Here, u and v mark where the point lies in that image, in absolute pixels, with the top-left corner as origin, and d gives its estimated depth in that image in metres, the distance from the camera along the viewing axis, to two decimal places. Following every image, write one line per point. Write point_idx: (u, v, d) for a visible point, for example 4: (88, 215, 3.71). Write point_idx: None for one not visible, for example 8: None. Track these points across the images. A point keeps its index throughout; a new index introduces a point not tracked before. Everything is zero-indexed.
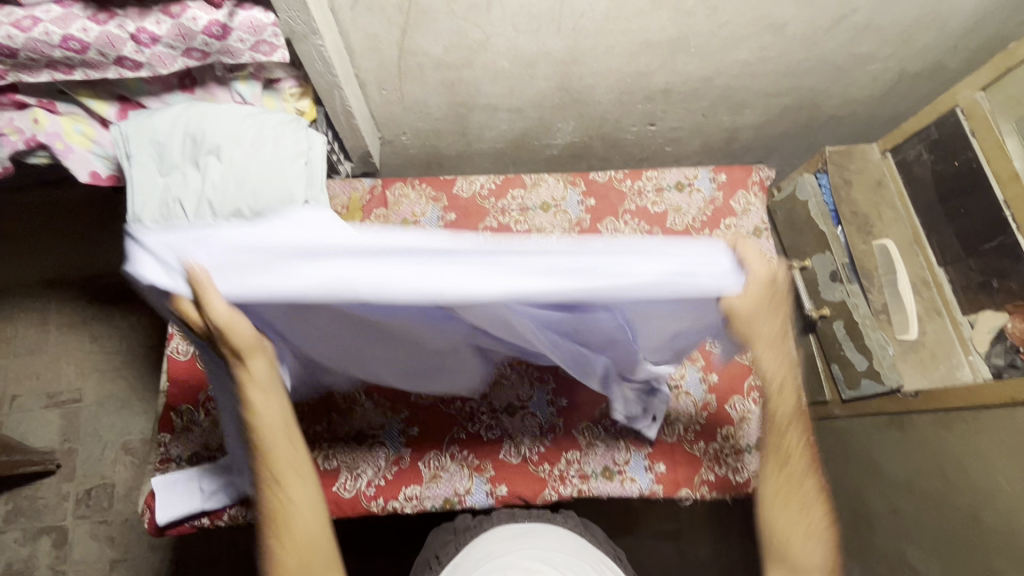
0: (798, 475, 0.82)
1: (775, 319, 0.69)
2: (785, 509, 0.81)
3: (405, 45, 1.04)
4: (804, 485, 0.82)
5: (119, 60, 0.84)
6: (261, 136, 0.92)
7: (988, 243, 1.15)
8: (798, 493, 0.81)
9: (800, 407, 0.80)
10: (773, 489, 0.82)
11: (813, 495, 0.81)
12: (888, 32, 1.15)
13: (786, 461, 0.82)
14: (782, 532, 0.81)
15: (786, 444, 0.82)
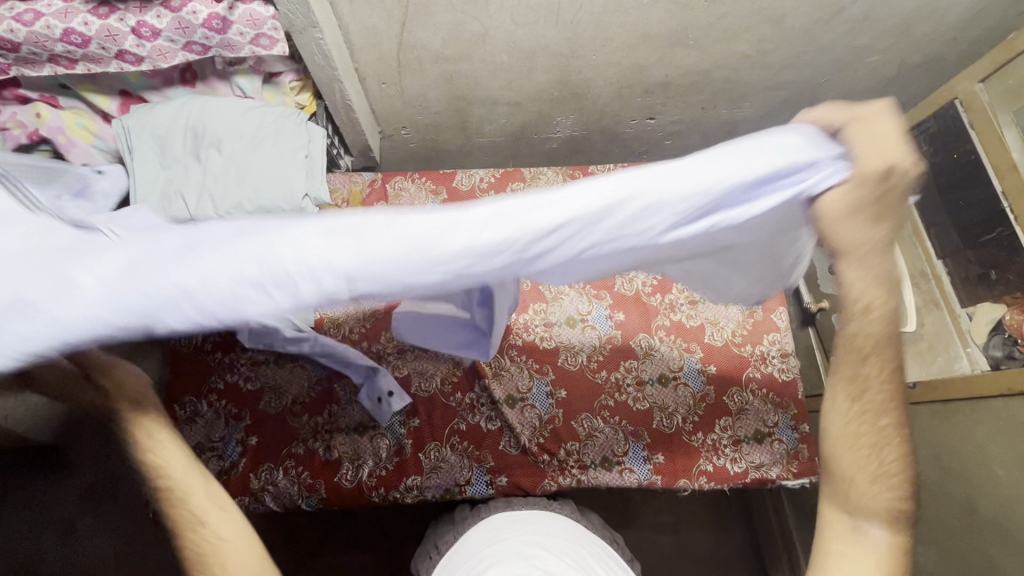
0: (875, 409, 0.71)
1: (867, 228, 0.57)
2: (853, 445, 0.72)
3: (404, 39, 1.05)
4: (881, 423, 0.71)
5: (120, 54, 0.85)
6: (262, 129, 0.92)
7: (988, 234, 1.15)
8: (862, 433, 0.71)
9: (892, 333, 0.66)
10: (840, 426, 0.73)
11: (892, 434, 0.71)
12: (888, 24, 1.15)
13: (867, 391, 0.71)
14: (847, 473, 0.73)
15: (864, 373, 0.70)
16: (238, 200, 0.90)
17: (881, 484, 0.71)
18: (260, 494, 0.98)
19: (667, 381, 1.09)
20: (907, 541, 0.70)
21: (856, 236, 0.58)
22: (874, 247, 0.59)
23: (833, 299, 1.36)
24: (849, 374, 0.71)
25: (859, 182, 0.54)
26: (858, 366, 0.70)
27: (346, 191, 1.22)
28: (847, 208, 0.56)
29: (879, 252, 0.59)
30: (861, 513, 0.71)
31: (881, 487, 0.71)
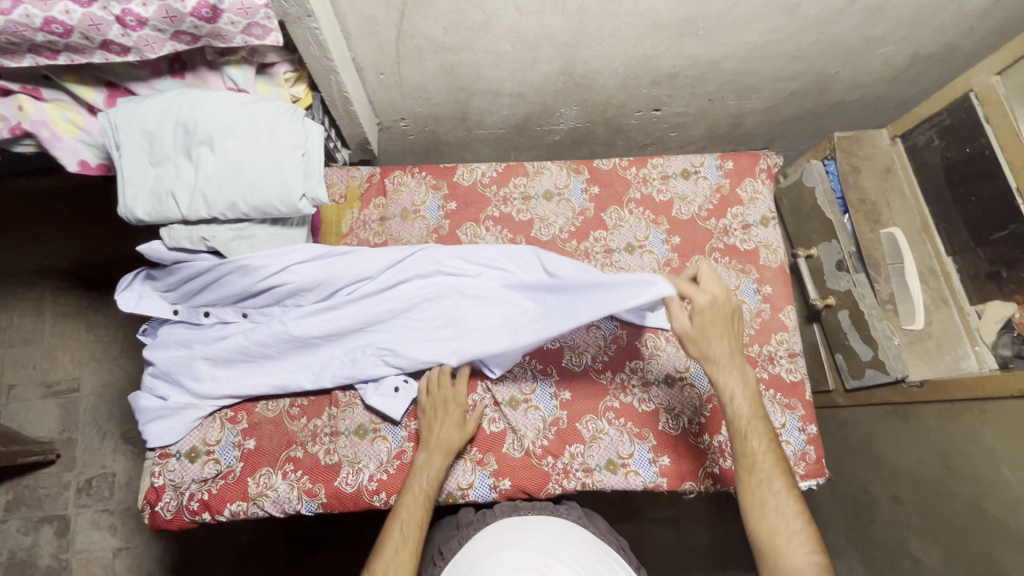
0: (768, 478, 0.79)
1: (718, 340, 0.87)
2: (761, 513, 0.78)
3: (403, 28, 1.00)
4: (778, 497, 0.78)
5: (105, 44, 0.81)
6: (256, 125, 0.88)
7: (1000, 231, 1.13)
8: (767, 502, 0.78)
9: (760, 416, 0.84)
10: (751, 501, 0.79)
11: (791, 498, 0.78)
12: (903, 13, 1.11)
13: (756, 464, 0.81)
14: (770, 542, 0.76)
15: (750, 450, 0.82)
16: (234, 201, 0.87)
17: (796, 544, 0.74)
18: (259, 499, 0.95)
19: (673, 382, 1.07)
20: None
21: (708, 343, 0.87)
22: (723, 361, 0.86)
23: (840, 297, 1.32)
24: (739, 449, 0.83)
25: (699, 309, 0.87)
26: (743, 443, 0.83)
27: (343, 185, 1.18)
28: (697, 328, 0.87)
29: (730, 367, 0.86)
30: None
31: (797, 546, 0.74)
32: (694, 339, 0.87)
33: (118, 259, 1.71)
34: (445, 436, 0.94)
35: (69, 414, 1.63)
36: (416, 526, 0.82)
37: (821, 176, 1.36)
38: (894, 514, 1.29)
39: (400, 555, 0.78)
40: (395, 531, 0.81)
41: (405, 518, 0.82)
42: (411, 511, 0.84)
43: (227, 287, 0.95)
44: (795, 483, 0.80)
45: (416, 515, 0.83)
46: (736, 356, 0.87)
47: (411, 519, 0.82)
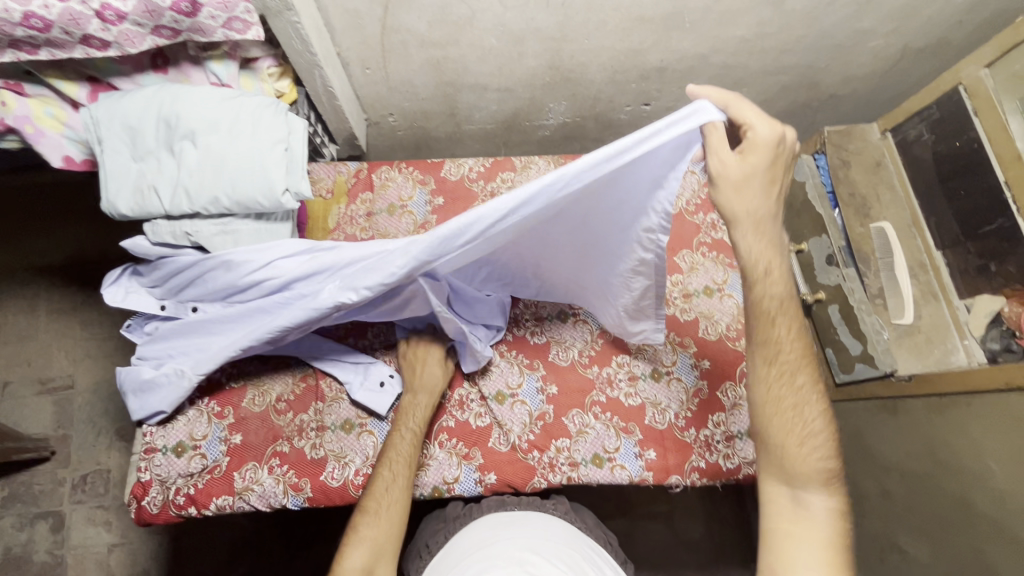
0: (792, 370, 0.77)
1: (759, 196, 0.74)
2: (779, 415, 0.76)
3: (387, 22, 1.00)
4: (793, 395, 0.77)
5: (85, 39, 0.81)
6: (239, 120, 0.88)
7: (988, 225, 1.13)
8: (788, 400, 0.76)
9: (790, 294, 0.78)
10: (765, 394, 0.77)
11: (809, 393, 0.77)
12: (891, 6, 1.10)
13: (777, 355, 0.77)
14: (783, 444, 0.76)
15: (776, 337, 0.77)
16: (215, 194, 0.86)
17: (810, 447, 0.75)
18: (244, 493, 0.95)
19: (659, 376, 1.07)
20: (842, 504, 0.75)
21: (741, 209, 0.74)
22: (757, 215, 0.75)
23: (830, 291, 1.32)
24: (762, 340, 0.77)
25: (753, 143, 0.70)
26: (769, 332, 0.77)
27: (330, 180, 1.18)
28: (741, 168, 0.72)
29: (757, 230, 0.75)
30: (800, 480, 0.75)
31: (812, 453, 0.75)
32: (736, 179, 0.72)
33: (111, 256, 1.71)
34: (432, 377, 0.99)
35: (64, 411, 1.63)
36: (405, 462, 0.90)
37: (811, 170, 1.36)
38: (882, 508, 1.29)
39: (391, 489, 0.86)
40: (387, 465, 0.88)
41: (397, 455, 0.90)
42: (401, 448, 0.91)
43: (212, 283, 0.93)
44: (814, 371, 0.78)
45: (402, 452, 0.90)
46: (773, 211, 0.75)
47: (399, 459, 0.89)
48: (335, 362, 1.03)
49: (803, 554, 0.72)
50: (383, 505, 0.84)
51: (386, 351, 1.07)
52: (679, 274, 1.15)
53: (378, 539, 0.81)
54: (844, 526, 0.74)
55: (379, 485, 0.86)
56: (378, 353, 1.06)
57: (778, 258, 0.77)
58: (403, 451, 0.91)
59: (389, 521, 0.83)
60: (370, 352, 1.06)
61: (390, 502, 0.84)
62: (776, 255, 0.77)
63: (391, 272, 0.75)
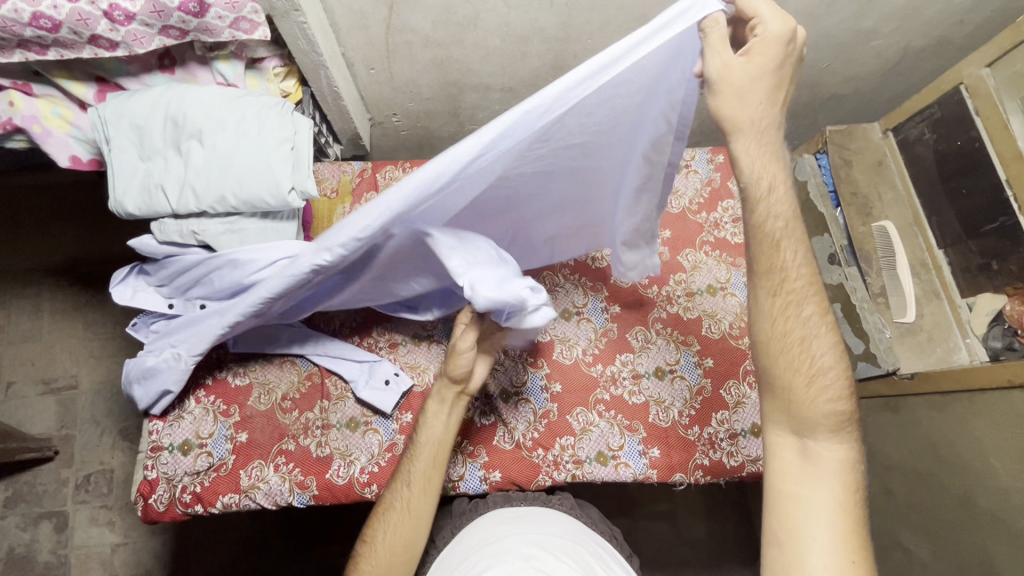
0: (798, 299, 0.72)
1: (763, 103, 0.69)
2: (784, 351, 0.72)
3: (392, 22, 1.01)
4: (799, 326, 0.72)
5: (93, 39, 0.81)
6: (245, 119, 0.88)
7: (990, 224, 1.13)
8: (794, 333, 0.71)
9: (794, 211, 0.73)
10: (771, 328, 0.72)
11: (815, 327, 0.72)
12: (893, 5, 1.11)
13: (783, 283, 0.72)
14: (788, 381, 0.71)
15: (782, 263, 0.72)
16: (221, 193, 0.87)
17: (819, 388, 0.70)
18: (251, 491, 0.95)
19: (663, 374, 1.08)
20: (850, 453, 0.70)
21: (745, 117, 0.68)
22: (759, 125, 0.69)
23: (832, 290, 1.32)
24: (764, 267, 0.73)
25: (757, 44, 0.65)
26: (773, 258, 0.72)
27: (335, 180, 1.19)
28: (746, 71, 0.66)
29: (761, 145, 0.70)
30: (806, 425, 0.70)
31: (819, 394, 0.70)
32: (738, 85, 0.67)
33: (115, 256, 1.72)
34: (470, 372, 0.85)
35: (67, 411, 1.64)
36: (421, 484, 0.83)
37: (813, 169, 1.36)
38: (885, 507, 1.29)
39: (405, 509, 0.82)
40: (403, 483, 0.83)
41: (415, 474, 0.83)
42: (419, 467, 0.83)
43: (218, 281, 0.93)
44: (822, 302, 0.73)
45: (421, 471, 0.83)
46: (774, 123, 0.70)
47: (415, 480, 0.83)
48: (340, 360, 1.04)
49: (812, 514, 0.67)
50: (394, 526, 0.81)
51: (390, 349, 1.07)
52: (681, 273, 1.15)
53: (390, 555, 0.80)
54: (854, 479, 0.69)
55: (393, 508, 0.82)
56: (382, 351, 1.07)
57: (784, 181, 0.72)
58: (422, 470, 0.83)
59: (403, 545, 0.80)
60: (374, 350, 1.07)
61: (405, 525, 0.81)
62: (778, 163, 0.72)
63: (364, 226, 0.67)
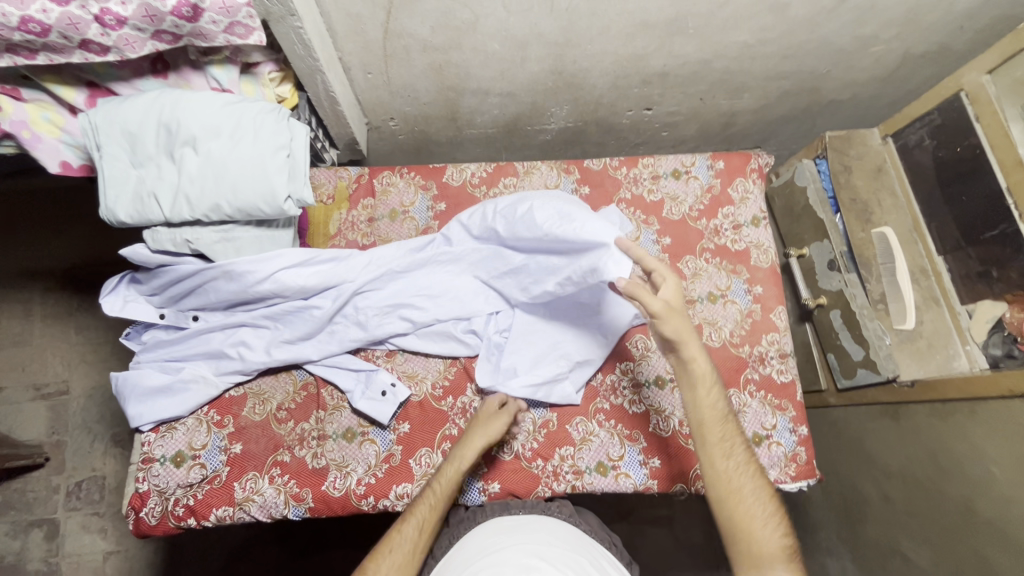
0: (743, 463, 0.84)
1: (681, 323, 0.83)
2: (738, 503, 0.81)
3: (390, 27, 0.99)
4: (747, 482, 0.82)
5: (84, 44, 0.79)
6: (240, 127, 0.87)
7: (990, 231, 1.13)
8: (743, 489, 0.82)
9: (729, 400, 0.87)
10: (726, 487, 0.82)
11: (760, 483, 0.83)
12: (894, 12, 1.11)
13: (733, 451, 0.84)
14: (745, 530, 0.80)
15: (728, 434, 0.85)
16: (217, 202, 0.85)
17: (769, 527, 0.80)
18: (245, 504, 0.93)
19: (664, 383, 1.07)
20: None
21: (681, 330, 0.84)
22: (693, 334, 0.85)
23: (831, 297, 1.32)
24: (715, 436, 0.85)
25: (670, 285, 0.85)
26: (719, 429, 0.85)
27: (331, 186, 1.16)
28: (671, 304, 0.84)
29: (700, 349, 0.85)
30: (762, 560, 0.77)
31: (772, 531, 0.79)
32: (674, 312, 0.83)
33: (106, 260, 1.69)
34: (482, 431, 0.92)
35: (59, 416, 1.61)
36: (420, 529, 0.82)
37: (812, 175, 1.36)
38: (885, 513, 1.29)
39: (400, 556, 0.79)
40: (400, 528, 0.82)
41: (416, 521, 0.82)
42: (421, 514, 0.83)
43: (214, 293, 0.95)
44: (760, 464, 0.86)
45: (422, 518, 0.83)
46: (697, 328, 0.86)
47: (415, 527, 0.82)
48: (337, 369, 1.02)
49: None
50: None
51: (387, 358, 1.06)
52: (682, 280, 1.15)
53: None
54: None
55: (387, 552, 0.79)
56: (379, 360, 1.06)
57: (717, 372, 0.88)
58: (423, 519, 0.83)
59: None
60: (371, 360, 1.05)
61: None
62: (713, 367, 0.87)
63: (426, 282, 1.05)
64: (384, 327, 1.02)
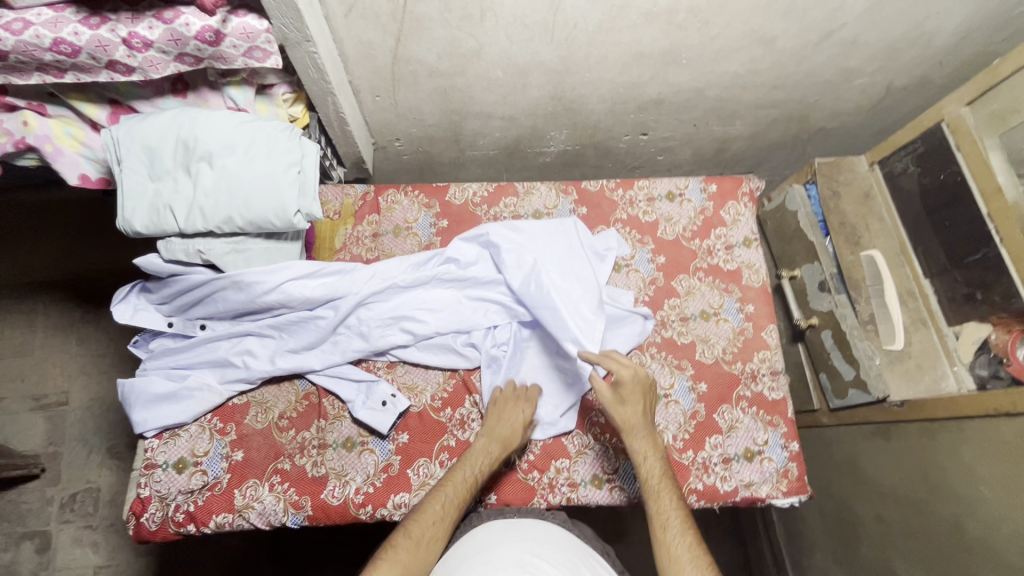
0: (678, 533, 0.83)
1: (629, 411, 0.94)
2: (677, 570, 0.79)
3: (398, 53, 1.05)
4: (685, 550, 0.81)
5: (111, 64, 0.84)
6: (254, 144, 0.91)
7: (973, 255, 1.17)
8: (681, 556, 0.80)
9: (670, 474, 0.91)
10: (667, 557, 0.81)
11: (698, 549, 0.81)
12: (876, 47, 1.17)
13: (668, 521, 0.84)
14: None
15: (661, 507, 0.86)
16: (230, 216, 0.89)
17: None
18: (244, 511, 0.95)
19: (659, 399, 1.09)
20: None
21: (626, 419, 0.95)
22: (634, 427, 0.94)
23: (823, 317, 1.35)
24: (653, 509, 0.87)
25: (621, 381, 0.94)
26: (655, 503, 0.87)
27: (337, 203, 1.21)
28: (616, 396, 0.95)
29: (645, 434, 0.94)
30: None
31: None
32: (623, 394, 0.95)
33: (113, 272, 1.73)
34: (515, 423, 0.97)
35: (57, 428, 1.62)
36: (456, 503, 0.86)
37: (802, 200, 1.40)
38: (879, 536, 1.28)
39: (439, 522, 0.84)
40: (437, 499, 0.86)
41: (452, 494, 0.87)
42: (455, 489, 0.88)
43: (222, 302, 0.98)
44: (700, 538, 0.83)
45: (456, 494, 0.87)
46: (649, 419, 0.95)
47: (453, 497, 0.87)
48: (339, 380, 1.05)
49: None
50: (425, 536, 0.82)
51: (388, 369, 1.08)
52: (676, 298, 1.18)
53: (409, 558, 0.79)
54: None
55: (428, 518, 0.83)
56: (379, 371, 1.08)
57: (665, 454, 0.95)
58: (458, 492, 0.88)
59: (425, 554, 0.81)
60: (372, 371, 1.08)
61: (431, 539, 0.82)
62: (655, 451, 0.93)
63: (438, 301, 1.09)
64: (385, 339, 1.05)
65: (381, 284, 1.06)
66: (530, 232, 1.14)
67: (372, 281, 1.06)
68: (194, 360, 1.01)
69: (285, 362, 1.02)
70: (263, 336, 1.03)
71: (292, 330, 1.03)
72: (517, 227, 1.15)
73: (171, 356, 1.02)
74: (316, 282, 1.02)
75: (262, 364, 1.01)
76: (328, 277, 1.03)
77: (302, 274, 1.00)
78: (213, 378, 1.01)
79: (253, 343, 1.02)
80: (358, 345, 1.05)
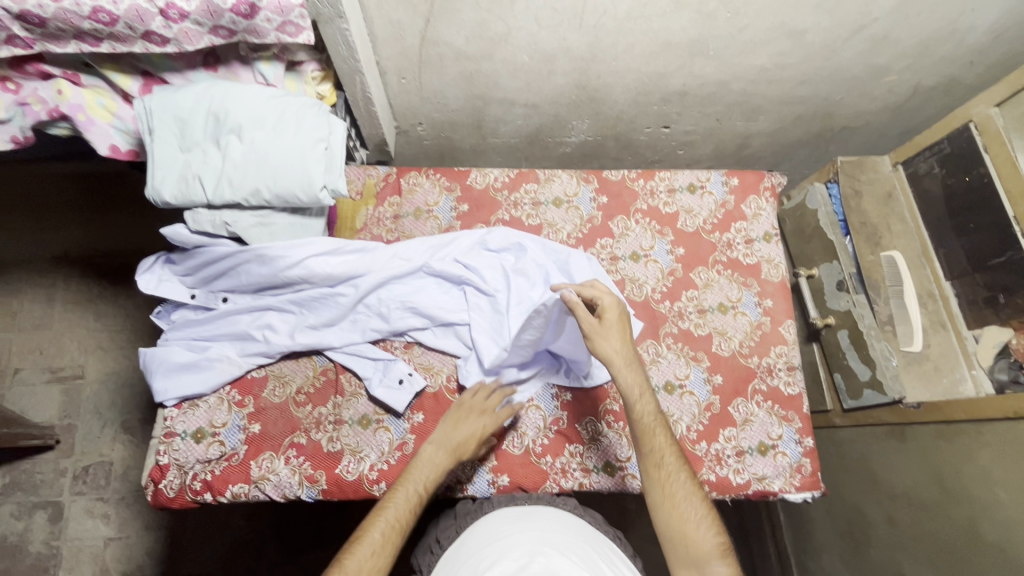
0: (674, 471, 0.85)
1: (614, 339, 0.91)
2: (673, 507, 0.83)
3: (427, 35, 1.05)
4: (681, 487, 0.84)
5: (147, 35, 0.85)
6: (282, 118, 0.92)
7: (998, 257, 1.16)
8: (676, 492, 0.83)
9: (660, 410, 0.89)
10: (661, 494, 0.84)
11: (691, 486, 0.85)
12: (906, 44, 1.16)
13: (663, 459, 0.85)
14: (682, 533, 0.81)
15: (657, 445, 0.86)
16: (257, 188, 0.90)
17: (703, 527, 0.81)
18: (260, 482, 0.96)
19: (673, 389, 1.09)
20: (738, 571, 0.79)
21: (622, 351, 0.90)
22: (629, 357, 0.90)
23: (839, 317, 1.33)
24: (647, 446, 0.86)
25: (605, 309, 0.92)
26: (649, 441, 0.86)
27: (360, 183, 1.22)
28: (603, 325, 0.91)
29: (628, 367, 0.90)
30: (703, 558, 0.79)
31: (705, 530, 0.81)
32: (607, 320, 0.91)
33: (131, 248, 1.75)
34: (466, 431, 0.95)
35: (72, 400, 1.64)
36: (397, 525, 0.80)
37: (823, 198, 1.39)
38: (889, 538, 1.26)
39: (380, 550, 0.77)
40: (378, 523, 0.79)
41: (393, 517, 0.80)
42: (398, 510, 0.82)
43: (246, 276, 1.00)
44: (693, 472, 0.86)
45: (394, 514, 0.81)
46: (632, 349, 0.91)
47: (393, 518, 0.80)
48: (357, 357, 1.06)
49: None
50: (364, 569, 0.74)
51: (405, 350, 1.08)
52: (694, 290, 1.18)
53: None
54: None
55: (365, 547, 0.76)
56: (397, 351, 1.08)
57: (648, 383, 0.90)
58: (401, 515, 0.81)
59: None
60: (389, 350, 1.08)
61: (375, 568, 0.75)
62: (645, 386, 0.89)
63: (462, 291, 1.10)
64: (404, 321, 1.06)
65: (407, 265, 1.08)
66: (554, 251, 1.13)
67: (398, 263, 1.08)
68: (218, 330, 1.03)
69: (305, 338, 1.03)
70: (283, 310, 1.05)
71: (312, 307, 1.05)
72: (546, 248, 1.13)
73: (197, 326, 1.03)
74: (342, 259, 1.04)
75: (280, 339, 1.02)
76: (355, 257, 1.05)
77: (323, 250, 1.02)
78: (236, 350, 1.03)
79: (274, 319, 1.03)
80: (376, 327, 1.06)
